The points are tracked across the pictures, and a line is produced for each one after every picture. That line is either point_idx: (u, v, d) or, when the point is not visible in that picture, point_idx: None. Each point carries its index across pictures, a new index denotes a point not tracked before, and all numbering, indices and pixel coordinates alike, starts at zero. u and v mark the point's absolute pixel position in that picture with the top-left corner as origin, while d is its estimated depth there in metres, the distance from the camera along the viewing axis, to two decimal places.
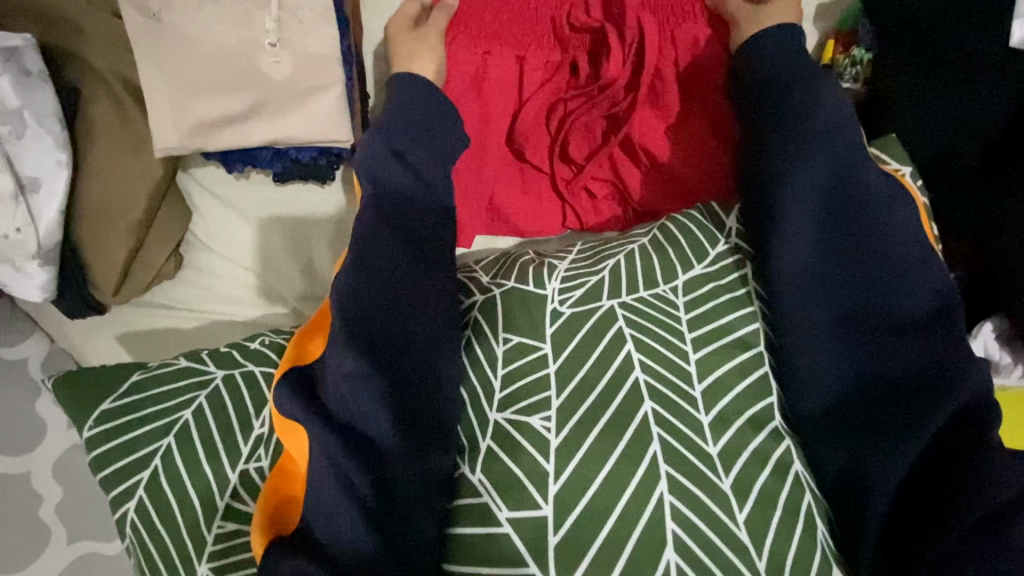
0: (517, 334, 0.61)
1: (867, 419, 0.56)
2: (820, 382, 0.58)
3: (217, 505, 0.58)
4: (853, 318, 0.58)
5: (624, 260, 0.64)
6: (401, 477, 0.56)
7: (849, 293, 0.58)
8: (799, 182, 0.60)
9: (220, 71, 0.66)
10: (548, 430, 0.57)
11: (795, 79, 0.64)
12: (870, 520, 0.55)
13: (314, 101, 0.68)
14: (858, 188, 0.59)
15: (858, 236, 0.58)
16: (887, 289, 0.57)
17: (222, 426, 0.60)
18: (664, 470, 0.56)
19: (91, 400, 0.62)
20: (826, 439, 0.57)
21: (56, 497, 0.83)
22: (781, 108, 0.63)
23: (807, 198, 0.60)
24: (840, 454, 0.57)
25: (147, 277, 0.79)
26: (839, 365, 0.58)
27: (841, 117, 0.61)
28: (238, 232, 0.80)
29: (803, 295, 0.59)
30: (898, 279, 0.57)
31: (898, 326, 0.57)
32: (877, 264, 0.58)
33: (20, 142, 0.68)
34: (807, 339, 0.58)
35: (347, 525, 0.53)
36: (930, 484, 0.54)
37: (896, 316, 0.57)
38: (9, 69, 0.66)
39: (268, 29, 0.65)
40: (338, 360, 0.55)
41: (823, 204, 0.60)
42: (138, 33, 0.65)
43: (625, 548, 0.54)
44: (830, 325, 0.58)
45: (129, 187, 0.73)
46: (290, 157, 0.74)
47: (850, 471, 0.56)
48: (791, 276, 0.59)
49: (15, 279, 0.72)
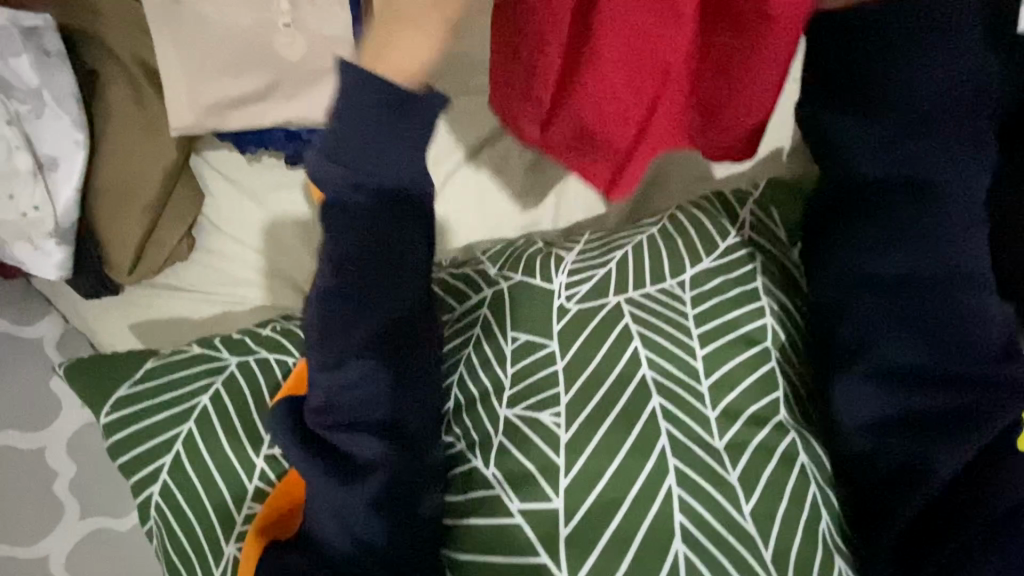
0: (524, 332, 0.62)
1: (924, 434, 0.55)
2: (875, 387, 0.56)
3: (246, 489, 0.59)
4: (931, 333, 0.54)
5: (633, 251, 0.65)
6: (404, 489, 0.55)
7: (917, 309, 0.55)
8: (912, 205, 0.54)
9: (234, 53, 0.67)
10: (558, 426, 0.58)
11: (948, 87, 0.51)
12: (903, 516, 0.54)
13: (328, 83, 0.69)
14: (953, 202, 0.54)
15: (939, 256, 0.54)
16: (953, 304, 0.54)
17: (239, 407, 0.61)
18: (673, 463, 0.56)
19: (109, 385, 0.63)
20: (878, 445, 0.56)
21: (69, 474, 0.85)
22: (924, 114, 0.52)
23: (907, 225, 0.54)
24: (894, 455, 0.55)
25: (160, 261, 0.80)
26: (897, 381, 0.56)
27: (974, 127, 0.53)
28: (249, 218, 0.81)
29: (863, 303, 0.57)
30: (966, 294, 0.54)
31: (962, 335, 0.54)
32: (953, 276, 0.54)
33: (38, 121, 0.69)
34: (873, 355, 0.56)
35: (349, 527, 0.54)
36: (966, 491, 0.53)
37: (965, 334, 0.54)
38: (28, 49, 0.67)
39: (284, 9, 0.66)
40: (350, 368, 0.53)
41: (910, 232, 0.54)
42: (156, 13, 0.66)
43: (632, 543, 0.54)
44: (893, 339, 0.55)
45: (144, 171, 0.75)
46: (301, 139, 0.75)
47: (902, 470, 0.55)
48: (859, 296, 0.57)
49: (34, 258, 0.74)
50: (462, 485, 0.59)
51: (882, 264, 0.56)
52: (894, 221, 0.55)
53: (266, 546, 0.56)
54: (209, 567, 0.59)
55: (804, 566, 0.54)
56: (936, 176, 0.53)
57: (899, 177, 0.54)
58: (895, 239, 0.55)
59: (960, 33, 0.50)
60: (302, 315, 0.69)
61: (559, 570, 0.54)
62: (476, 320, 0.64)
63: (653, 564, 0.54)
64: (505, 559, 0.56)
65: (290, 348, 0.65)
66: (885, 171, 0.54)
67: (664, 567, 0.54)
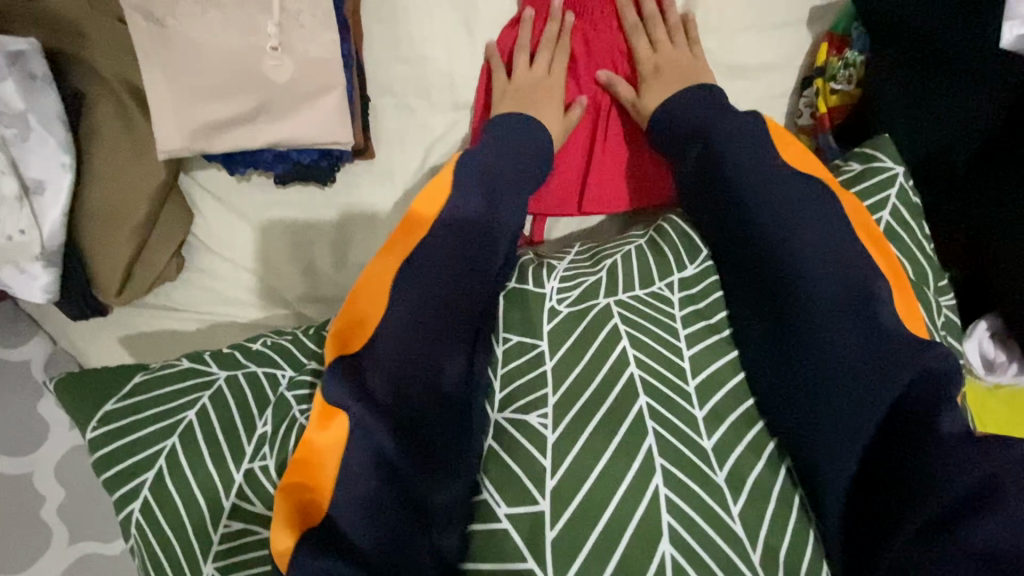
0: (517, 334, 0.61)
1: (826, 423, 0.54)
2: (765, 386, 0.58)
3: (223, 505, 0.58)
4: (807, 317, 0.56)
5: (621, 261, 0.64)
6: (424, 480, 0.56)
7: (792, 316, 0.57)
8: (738, 199, 0.61)
9: (220, 76, 0.67)
10: (545, 428, 0.57)
11: (713, 118, 0.67)
12: (831, 517, 0.54)
13: (317, 103, 0.69)
14: (814, 213, 0.59)
15: (802, 245, 0.57)
16: (829, 289, 0.56)
17: (226, 424, 0.60)
18: (659, 464, 0.55)
19: (95, 402, 0.62)
20: (786, 440, 0.57)
21: (58, 498, 0.84)
22: (714, 134, 0.65)
23: (768, 212, 0.59)
24: (795, 455, 0.56)
25: (149, 282, 0.80)
26: (789, 372, 0.56)
27: (745, 138, 0.63)
28: (238, 235, 0.81)
29: (748, 310, 0.60)
30: (830, 277, 0.56)
31: (835, 334, 0.55)
32: (810, 257, 0.57)
33: (25, 145, 0.69)
34: (758, 348, 0.59)
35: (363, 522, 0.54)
36: (881, 487, 0.53)
37: (836, 315, 0.55)
38: (14, 73, 0.66)
39: (271, 33, 0.66)
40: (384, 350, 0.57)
41: (763, 225, 0.59)
42: (142, 38, 0.66)
43: (620, 541, 0.53)
44: (771, 344, 0.58)
45: (133, 193, 0.74)
46: (291, 159, 0.74)
47: (806, 472, 0.56)
48: (741, 292, 0.61)
49: (19, 281, 0.73)
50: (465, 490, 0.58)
51: (744, 257, 0.61)
52: (759, 229, 0.59)
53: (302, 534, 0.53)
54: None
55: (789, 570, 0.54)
56: (753, 172, 0.61)
57: (707, 170, 0.65)
58: (751, 227, 0.60)
59: (715, 97, 0.70)
60: (294, 330, 0.68)
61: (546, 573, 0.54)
62: None
63: (638, 565, 0.53)
64: (494, 564, 0.55)
65: (279, 362, 0.64)
66: (702, 170, 0.65)
67: (651, 568, 0.53)
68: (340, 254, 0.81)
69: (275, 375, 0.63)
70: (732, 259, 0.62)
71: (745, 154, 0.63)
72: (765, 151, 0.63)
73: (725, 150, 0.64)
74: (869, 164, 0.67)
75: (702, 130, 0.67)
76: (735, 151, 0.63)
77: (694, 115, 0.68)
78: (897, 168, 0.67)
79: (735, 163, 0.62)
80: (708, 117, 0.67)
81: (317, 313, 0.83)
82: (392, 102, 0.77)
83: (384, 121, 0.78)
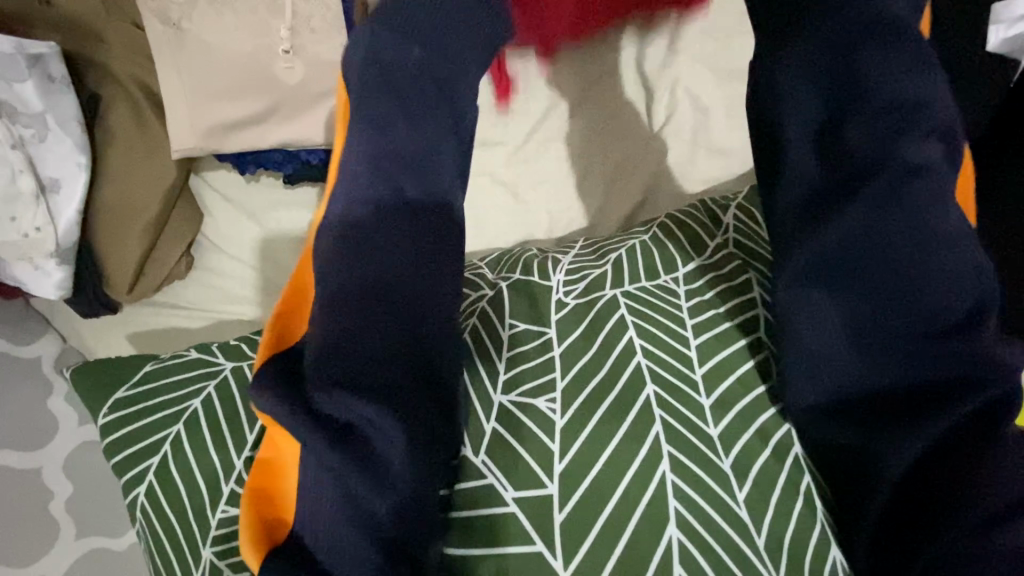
0: (522, 321, 0.63)
1: (894, 407, 0.51)
2: (823, 361, 0.53)
3: (220, 491, 0.59)
4: (889, 294, 0.51)
5: (626, 254, 0.66)
6: (414, 490, 0.48)
7: (872, 302, 0.51)
8: (833, 148, 0.53)
9: (234, 77, 0.69)
10: (553, 412, 0.58)
11: (847, 27, 0.53)
12: (870, 502, 0.53)
13: (327, 105, 0.72)
14: (925, 187, 0.50)
15: (906, 213, 0.50)
16: (923, 267, 0.50)
17: (229, 413, 0.61)
18: (666, 450, 0.56)
19: (107, 388, 0.64)
20: (838, 422, 0.54)
21: (66, 492, 0.85)
22: (822, 56, 0.53)
23: (873, 171, 0.51)
24: (848, 437, 0.53)
25: (160, 279, 0.81)
26: (859, 351, 0.52)
27: (871, 68, 0.52)
28: (247, 232, 0.83)
29: (813, 283, 0.53)
30: (922, 254, 0.50)
31: (917, 317, 0.50)
32: (911, 230, 0.50)
33: (42, 145, 0.71)
34: (822, 324, 0.53)
35: (347, 537, 0.47)
36: (926, 495, 0.49)
37: (930, 295, 0.50)
38: (34, 75, 0.69)
39: (283, 37, 0.68)
40: (334, 335, 0.46)
41: (859, 190, 0.51)
42: (159, 41, 0.68)
43: (628, 526, 0.54)
44: (841, 332, 0.53)
45: (145, 192, 0.76)
46: (301, 159, 0.77)
47: (859, 454, 0.53)
48: (816, 258, 0.53)
49: (35, 278, 0.75)
50: (459, 478, 0.57)
51: (835, 220, 0.52)
52: (858, 191, 0.51)
53: (266, 552, 0.47)
54: (190, 567, 0.59)
55: (794, 555, 0.55)
56: (866, 114, 0.51)
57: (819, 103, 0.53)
58: (848, 195, 0.52)
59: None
60: None
61: (555, 558, 0.54)
62: (473, 311, 0.65)
63: (646, 550, 0.54)
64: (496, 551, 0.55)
65: None
66: (808, 102, 0.54)
67: (658, 551, 0.54)
68: None
69: None
70: (798, 220, 0.54)
71: (868, 89, 0.51)
72: (886, 88, 0.51)
73: (843, 78, 0.52)
74: None
75: (824, 45, 0.53)
76: (856, 82, 0.52)
77: (829, 20, 0.53)
78: None
79: (858, 100, 0.52)
80: (835, 27, 0.53)
81: None
82: None
83: None
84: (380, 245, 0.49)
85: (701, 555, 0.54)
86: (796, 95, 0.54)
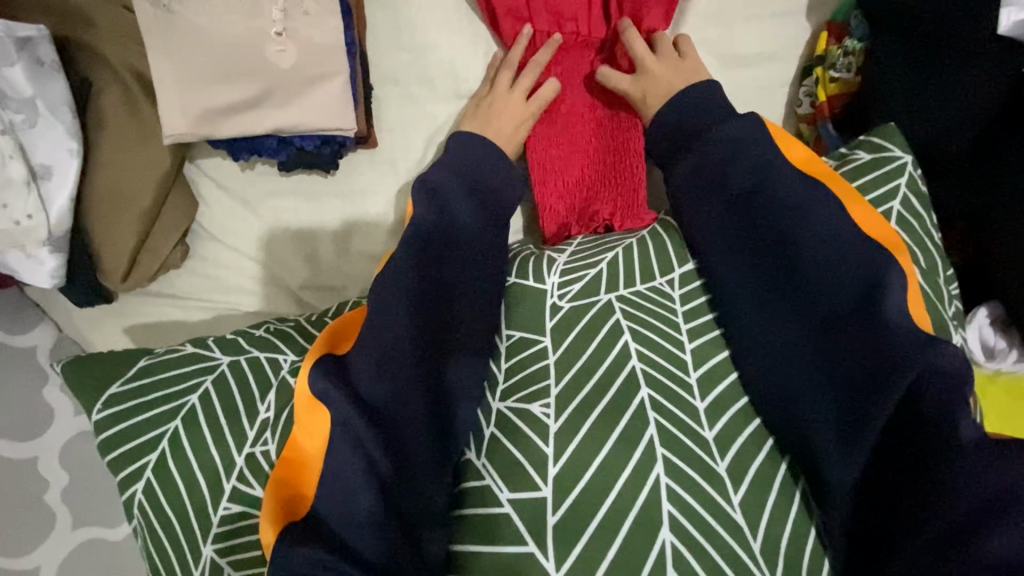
0: (518, 330, 0.62)
1: (844, 414, 0.53)
2: (770, 371, 0.57)
3: (223, 489, 0.58)
4: (823, 313, 0.55)
5: (623, 252, 0.64)
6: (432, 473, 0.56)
7: (802, 318, 0.56)
8: (740, 190, 0.61)
9: (223, 61, 0.68)
10: (547, 417, 0.57)
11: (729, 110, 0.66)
12: (838, 510, 0.53)
13: (318, 90, 0.70)
14: (834, 218, 0.57)
15: (808, 239, 0.57)
16: (842, 287, 0.55)
17: (227, 407, 0.61)
18: (660, 452, 0.55)
19: (99, 386, 0.63)
20: (794, 429, 0.56)
21: (61, 483, 0.84)
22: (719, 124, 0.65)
23: (781, 207, 0.58)
24: (806, 444, 0.55)
25: (154, 267, 0.80)
26: (802, 362, 0.56)
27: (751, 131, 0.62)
28: (247, 225, 0.82)
29: (750, 302, 0.58)
30: (840, 276, 0.55)
31: (846, 330, 0.54)
32: (823, 256, 0.56)
33: (32, 130, 0.70)
34: (764, 337, 0.57)
35: (361, 518, 0.51)
36: (888, 499, 0.51)
37: (852, 311, 0.54)
38: (23, 59, 0.67)
39: (275, 19, 0.68)
40: (381, 329, 0.55)
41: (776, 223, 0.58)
42: (149, 23, 0.67)
43: (619, 532, 0.54)
44: (782, 346, 0.57)
45: (139, 181, 0.75)
46: (294, 145, 0.75)
47: (818, 462, 0.54)
48: (750, 282, 0.58)
49: (25, 266, 0.73)
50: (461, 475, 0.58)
51: (749, 253, 0.59)
52: (763, 224, 0.59)
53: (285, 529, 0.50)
54: (192, 566, 0.59)
55: (788, 558, 0.54)
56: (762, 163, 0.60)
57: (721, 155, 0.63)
58: (774, 225, 0.58)
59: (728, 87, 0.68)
60: (297, 318, 0.69)
61: (548, 558, 0.54)
62: None
63: (636, 553, 0.53)
64: (491, 548, 0.55)
65: (280, 345, 0.65)
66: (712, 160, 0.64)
67: (650, 555, 0.53)
68: (343, 245, 0.82)
69: (275, 360, 0.63)
70: (740, 246, 0.60)
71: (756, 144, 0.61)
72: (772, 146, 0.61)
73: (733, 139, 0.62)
74: (877, 153, 0.66)
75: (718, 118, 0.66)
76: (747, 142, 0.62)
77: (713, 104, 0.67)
78: (907, 157, 0.66)
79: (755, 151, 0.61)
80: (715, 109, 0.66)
81: (319, 300, 0.83)
82: (394, 91, 0.78)
83: (386, 109, 0.79)
84: (442, 264, 0.61)
85: (695, 558, 0.53)
86: (709, 153, 0.64)
